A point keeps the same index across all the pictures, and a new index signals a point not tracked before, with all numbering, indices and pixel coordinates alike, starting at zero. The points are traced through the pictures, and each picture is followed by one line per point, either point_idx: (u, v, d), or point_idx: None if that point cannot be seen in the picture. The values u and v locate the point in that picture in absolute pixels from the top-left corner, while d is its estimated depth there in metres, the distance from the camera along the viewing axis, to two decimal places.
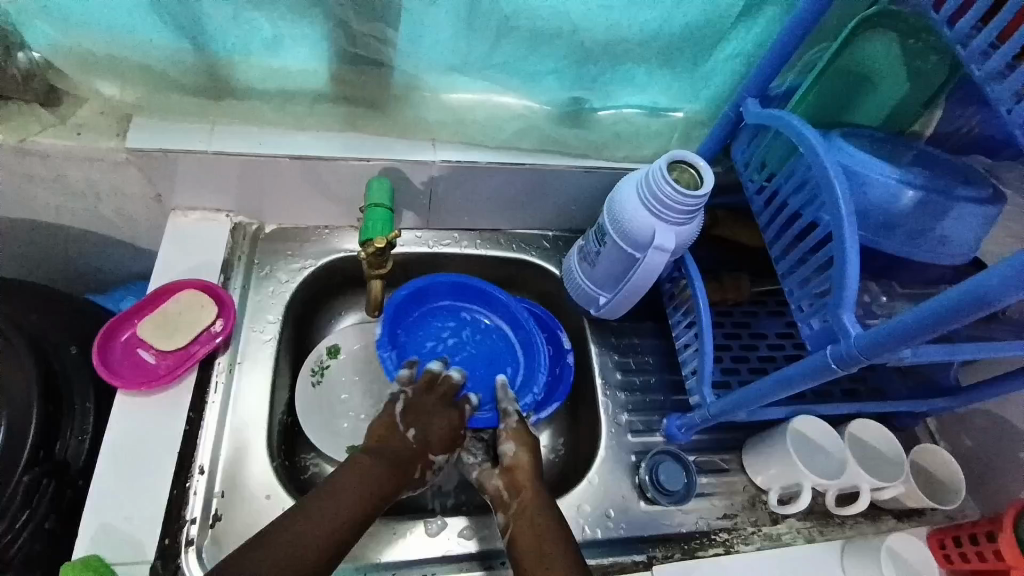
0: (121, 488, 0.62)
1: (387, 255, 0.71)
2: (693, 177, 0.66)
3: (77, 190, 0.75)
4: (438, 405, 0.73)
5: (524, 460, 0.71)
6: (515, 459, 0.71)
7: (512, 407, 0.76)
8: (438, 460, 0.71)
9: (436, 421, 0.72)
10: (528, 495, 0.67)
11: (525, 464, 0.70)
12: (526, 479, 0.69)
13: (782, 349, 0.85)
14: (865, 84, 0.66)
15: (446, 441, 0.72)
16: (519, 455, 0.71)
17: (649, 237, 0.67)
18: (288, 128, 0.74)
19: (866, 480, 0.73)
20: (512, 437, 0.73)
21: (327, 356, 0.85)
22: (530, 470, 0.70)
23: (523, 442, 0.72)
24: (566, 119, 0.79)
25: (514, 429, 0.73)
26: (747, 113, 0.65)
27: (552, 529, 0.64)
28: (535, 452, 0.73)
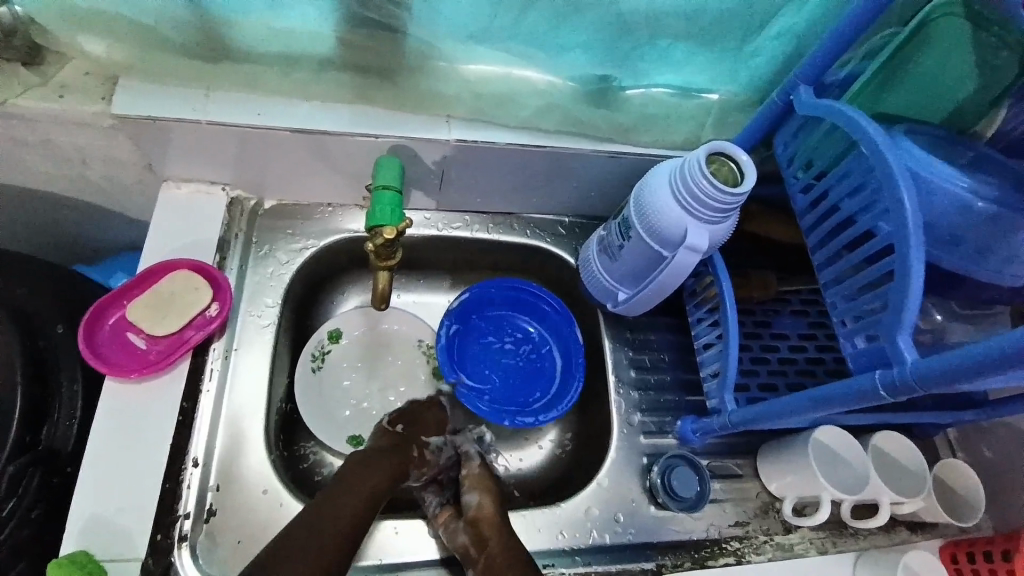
0: (109, 484, 0.58)
1: (396, 246, 0.65)
2: (732, 172, 0.60)
3: (61, 156, 0.69)
4: (423, 409, 0.76)
5: (490, 510, 0.66)
6: (479, 506, 0.67)
7: (472, 449, 0.74)
8: (432, 444, 0.73)
9: (427, 415, 0.76)
10: (495, 547, 0.63)
11: (488, 507, 0.67)
12: (491, 529, 0.64)
13: (804, 351, 0.81)
14: (930, 81, 0.59)
15: (433, 429, 0.74)
16: (484, 506, 0.67)
17: (678, 234, 0.62)
18: (290, 96, 0.67)
19: (888, 495, 0.70)
20: (473, 484, 0.69)
21: (327, 341, 0.81)
22: (495, 521, 0.66)
23: (484, 487, 0.69)
24: (592, 97, 0.72)
25: (477, 476, 0.71)
26: (798, 102, 0.59)
27: (516, 568, 0.61)
28: (497, 498, 0.69)
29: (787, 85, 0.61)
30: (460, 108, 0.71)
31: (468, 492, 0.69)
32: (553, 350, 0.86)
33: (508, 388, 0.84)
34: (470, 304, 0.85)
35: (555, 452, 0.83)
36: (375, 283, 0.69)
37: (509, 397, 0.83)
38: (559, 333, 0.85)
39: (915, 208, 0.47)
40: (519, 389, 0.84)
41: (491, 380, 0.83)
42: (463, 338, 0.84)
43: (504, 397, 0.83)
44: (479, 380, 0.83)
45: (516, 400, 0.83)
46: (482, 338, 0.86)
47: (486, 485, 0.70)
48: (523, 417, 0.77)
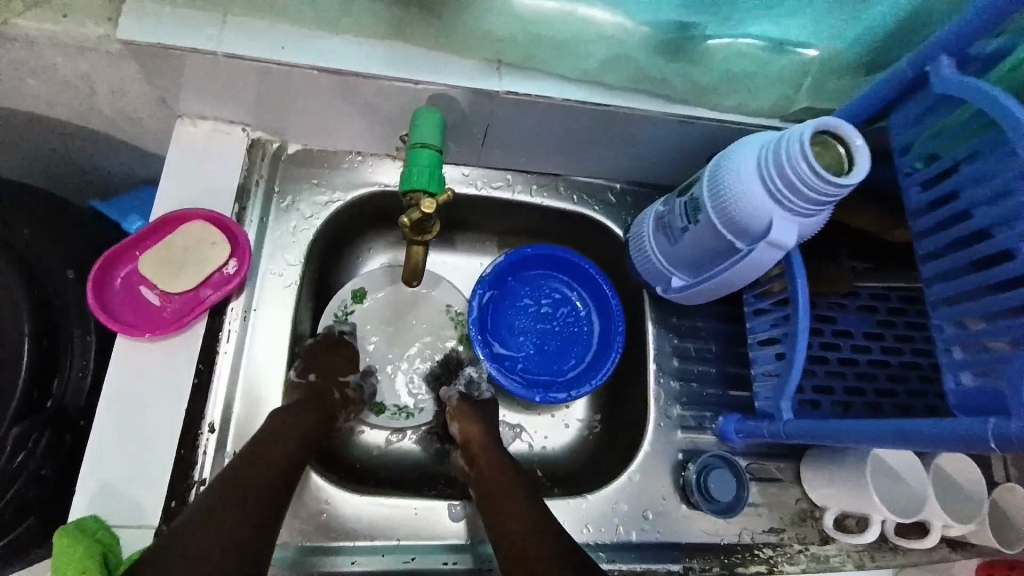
0: (124, 446, 0.56)
1: (434, 219, 0.59)
2: (838, 158, 0.50)
3: (67, 82, 0.61)
4: (327, 350, 0.67)
5: (474, 432, 0.66)
6: (463, 434, 0.67)
7: (453, 387, 0.72)
8: (351, 381, 0.67)
9: (338, 360, 0.67)
10: (486, 465, 0.63)
11: (478, 434, 0.66)
12: (479, 446, 0.65)
13: (867, 352, 0.75)
14: None
15: (351, 366, 0.68)
16: (468, 427, 0.67)
17: (761, 224, 0.53)
18: (318, 29, 0.58)
19: (941, 518, 0.65)
20: (457, 416, 0.68)
21: (351, 301, 0.75)
22: (484, 438, 0.66)
23: (466, 416, 0.67)
24: (669, 48, 0.60)
25: (454, 407, 0.69)
26: (936, 78, 0.48)
27: (512, 489, 0.60)
28: (478, 415, 0.68)
29: (924, 52, 0.50)
30: (512, 54, 0.60)
31: (454, 424, 0.67)
32: (593, 317, 0.80)
33: (543, 356, 0.78)
34: (507, 268, 0.78)
35: (583, 434, 0.79)
36: (408, 256, 0.64)
37: (543, 367, 0.78)
38: (601, 300, 0.78)
39: None
40: (553, 358, 0.78)
41: (524, 348, 0.78)
42: (496, 304, 0.78)
43: (539, 366, 0.78)
44: (513, 349, 0.78)
45: (550, 369, 0.78)
46: (517, 303, 0.80)
47: (469, 413, 0.68)
48: (555, 393, 0.72)
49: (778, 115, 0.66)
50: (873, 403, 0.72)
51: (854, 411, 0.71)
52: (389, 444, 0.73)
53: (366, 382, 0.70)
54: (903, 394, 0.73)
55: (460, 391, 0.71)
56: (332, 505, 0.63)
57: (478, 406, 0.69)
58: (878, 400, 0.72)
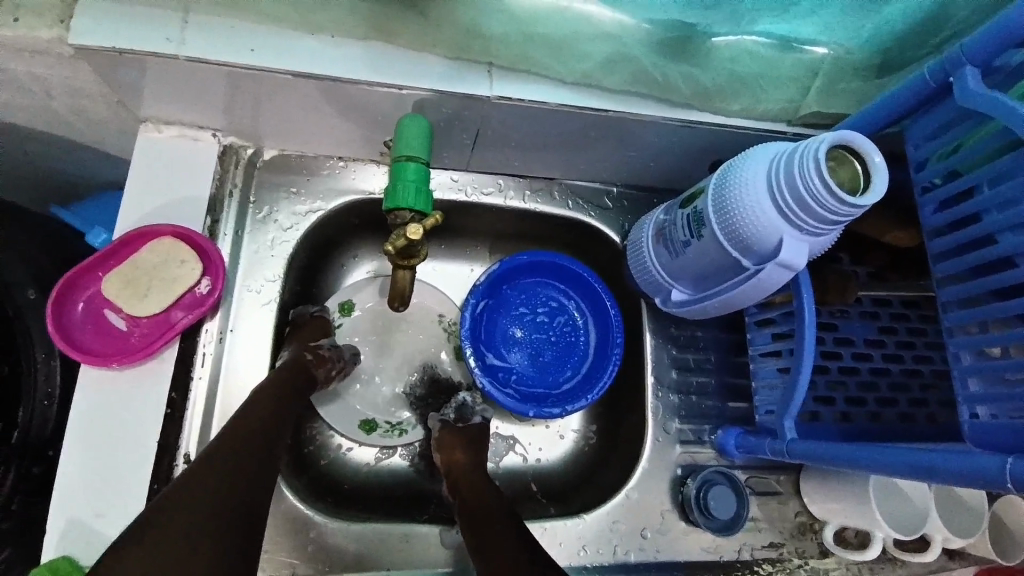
0: (91, 483, 0.52)
1: (419, 242, 0.55)
2: (855, 174, 0.46)
3: (18, 86, 0.56)
4: (303, 325, 0.65)
5: (458, 460, 0.64)
6: (446, 464, 0.65)
7: (445, 410, 0.71)
8: (324, 343, 0.64)
9: (309, 329, 0.65)
10: (467, 489, 0.61)
11: (461, 463, 0.64)
12: (462, 473, 0.63)
13: (868, 360, 0.71)
14: None
15: (323, 329, 0.66)
16: (457, 453, 0.65)
17: (770, 243, 0.50)
18: (291, 28, 0.53)
19: (943, 533, 0.64)
20: (441, 445, 0.66)
21: (338, 314, 0.71)
22: (469, 466, 0.64)
23: (451, 445, 0.66)
24: (669, 47, 0.56)
25: (442, 431, 0.67)
26: (957, 89, 0.45)
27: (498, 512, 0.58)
28: (467, 442, 0.66)
29: (947, 60, 0.46)
30: (505, 55, 0.55)
31: (438, 454, 0.66)
32: (589, 326, 0.77)
33: (537, 367, 0.75)
34: (500, 278, 0.74)
35: (579, 445, 0.76)
36: (393, 282, 0.61)
37: (538, 379, 0.75)
38: (598, 309, 0.75)
39: None
40: (548, 370, 0.75)
41: (517, 360, 0.75)
42: (489, 316, 0.75)
43: (533, 379, 0.75)
44: (506, 362, 0.75)
45: (545, 381, 0.75)
46: (510, 313, 0.76)
47: (455, 441, 0.66)
48: (550, 407, 0.69)
49: (786, 119, 0.62)
50: (873, 412, 0.69)
51: (855, 422, 0.68)
52: (378, 462, 0.70)
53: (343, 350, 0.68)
54: (905, 403, 0.70)
55: (444, 418, 0.69)
56: (319, 533, 0.61)
57: (464, 433, 0.67)
58: (878, 409, 0.69)
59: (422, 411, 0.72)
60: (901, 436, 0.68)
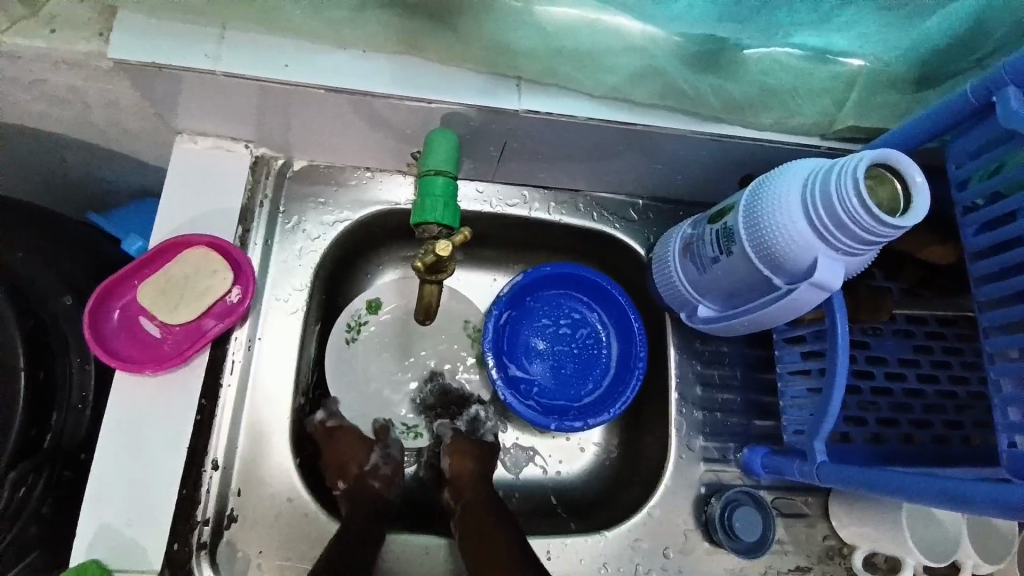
0: (121, 487, 0.54)
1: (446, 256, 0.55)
2: (895, 195, 0.45)
3: (60, 97, 0.58)
4: (337, 443, 0.63)
5: (466, 468, 0.64)
6: (454, 470, 0.64)
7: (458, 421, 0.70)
8: (370, 461, 0.63)
9: (339, 442, 0.63)
10: (472, 500, 0.61)
11: (469, 473, 0.63)
12: (468, 484, 0.63)
13: (902, 380, 0.68)
14: None
15: (354, 435, 0.64)
16: (467, 466, 0.64)
17: (804, 262, 0.49)
18: (321, 42, 0.54)
19: (973, 559, 0.63)
20: (451, 450, 0.65)
21: (366, 311, 0.70)
22: (476, 480, 0.63)
23: (462, 452, 0.65)
24: (700, 61, 0.55)
25: (453, 443, 0.66)
26: (1002, 108, 0.44)
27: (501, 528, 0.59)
28: (478, 455, 0.66)
29: (991, 78, 0.44)
30: (533, 69, 0.55)
31: (447, 458, 0.64)
32: (611, 339, 0.76)
33: (559, 380, 0.75)
34: (524, 289, 0.74)
35: (599, 460, 0.75)
36: (419, 295, 0.61)
37: (561, 392, 0.74)
38: (621, 323, 0.75)
39: None
40: (570, 382, 0.75)
41: (539, 373, 0.75)
42: (511, 328, 0.75)
43: (555, 391, 0.74)
44: (528, 375, 0.74)
45: (567, 394, 0.74)
46: (532, 325, 0.76)
47: (466, 449, 0.66)
48: (571, 420, 0.69)
49: (819, 133, 0.60)
50: (906, 434, 0.67)
51: (887, 444, 0.66)
52: None
53: (393, 446, 0.65)
54: (940, 425, 0.67)
55: (456, 428, 0.69)
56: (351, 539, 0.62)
57: (474, 444, 0.66)
58: (911, 431, 0.67)
59: (433, 419, 0.71)
60: (935, 460, 0.65)
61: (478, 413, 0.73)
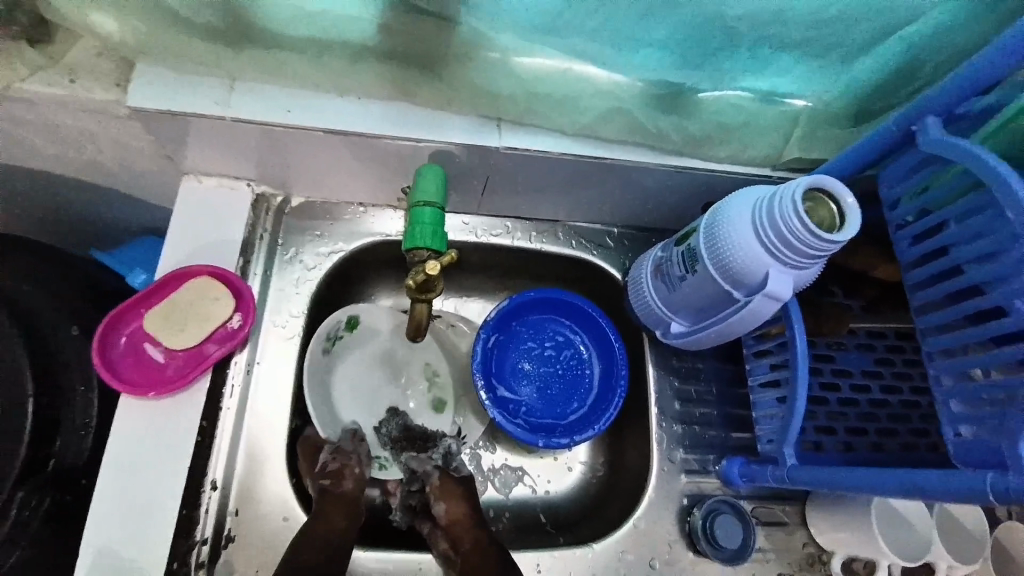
0: (122, 510, 0.55)
1: (436, 277, 0.60)
2: (831, 214, 0.51)
3: (73, 141, 0.63)
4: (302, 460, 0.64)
5: (461, 511, 0.63)
6: (449, 514, 0.63)
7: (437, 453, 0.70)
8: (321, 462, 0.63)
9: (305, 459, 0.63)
10: (470, 547, 0.60)
11: (464, 519, 0.62)
12: (465, 530, 0.62)
13: (866, 392, 0.73)
14: None
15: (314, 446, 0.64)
16: (458, 508, 0.63)
17: (758, 277, 0.54)
18: (321, 89, 0.60)
19: (946, 560, 0.66)
20: (442, 496, 0.64)
21: (344, 327, 0.71)
22: (472, 522, 0.62)
23: (452, 494, 0.64)
24: (663, 101, 0.62)
25: (440, 485, 0.65)
26: (922, 136, 0.50)
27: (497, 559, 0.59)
28: (468, 496, 0.65)
29: (911, 112, 0.51)
30: (512, 110, 0.62)
31: (439, 504, 0.64)
32: (593, 358, 0.80)
33: (545, 399, 0.78)
34: (510, 313, 0.79)
35: (586, 478, 0.78)
36: (412, 317, 0.65)
37: (548, 411, 0.78)
38: (602, 342, 0.79)
39: None
40: (556, 401, 0.78)
41: (525, 393, 0.78)
42: (499, 351, 0.78)
43: (541, 410, 0.77)
44: (517, 394, 0.78)
45: (553, 412, 0.78)
46: (518, 348, 0.80)
47: (454, 491, 0.65)
48: (558, 437, 0.72)
49: (770, 164, 0.67)
50: (874, 443, 0.71)
51: (857, 452, 0.70)
52: None
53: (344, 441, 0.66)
54: (906, 433, 0.72)
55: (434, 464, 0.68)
56: None
57: (463, 484, 0.66)
58: (880, 440, 0.71)
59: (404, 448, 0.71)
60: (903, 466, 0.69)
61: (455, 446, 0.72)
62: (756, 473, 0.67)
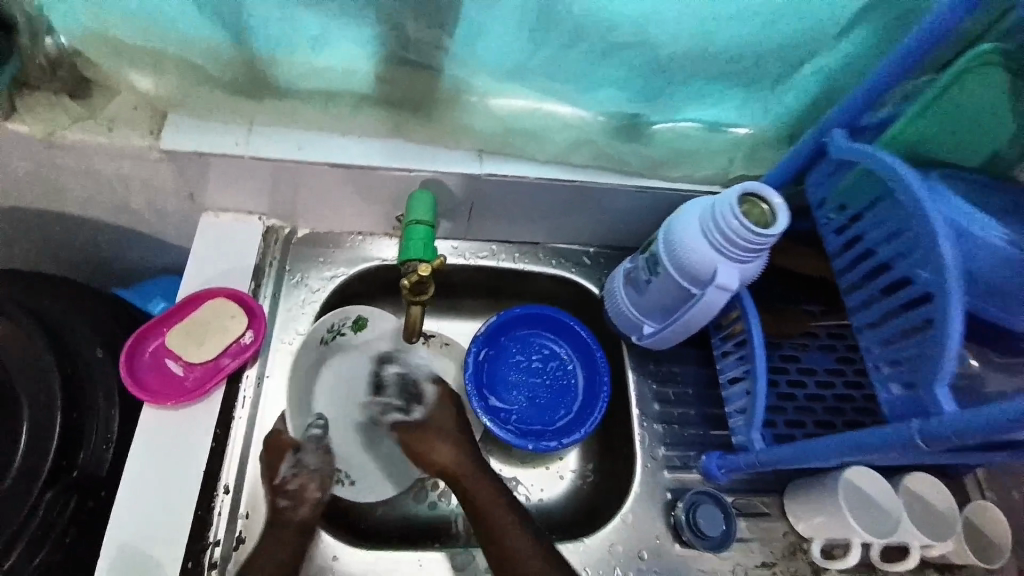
0: (142, 512, 0.59)
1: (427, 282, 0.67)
2: (764, 213, 0.60)
3: (106, 183, 0.72)
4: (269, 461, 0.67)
5: (444, 450, 0.69)
6: (433, 453, 0.69)
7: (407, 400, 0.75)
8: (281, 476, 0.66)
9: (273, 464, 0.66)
10: (463, 477, 0.68)
11: (448, 454, 0.69)
12: (454, 462, 0.68)
13: (832, 388, 0.79)
14: (954, 125, 0.57)
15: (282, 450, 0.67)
16: (439, 446, 0.69)
17: (709, 272, 0.62)
18: (326, 129, 0.69)
19: (917, 537, 0.70)
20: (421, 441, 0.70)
21: (349, 324, 0.76)
22: (456, 453, 0.69)
23: (429, 437, 0.70)
24: (622, 130, 0.72)
25: (416, 431, 0.71)
26: (831, 145, 0.59)
27: (492, 485, 0.67)
28: (444, 434, 0.71)
29: (822, 128, 0.61)
30: (492, 143, 0.71)
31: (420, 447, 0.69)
32: (577, 367, 0.86)
33: (535, 407, 0.84)
34: (499, 328, 0.85)
35: (577, 483, 0.82)
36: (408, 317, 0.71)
37: (538, 418, 0.83)
38: (584, 351, 0.85)
39: (956, 258, 0.47)
40: (544, 408, 0.84)
41: (516, 402, 0.84)
42: (490, 364, 0.84)
43: (531, 418, 0.83)
44: (508, 403, 0.83)
45: (542, 419, 0.83)
46: (507, 360, 0.86)
47: (431, 433, 0.71)
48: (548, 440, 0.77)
49: (720, 182, 0.76)
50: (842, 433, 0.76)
51: None
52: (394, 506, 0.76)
53: (308, 451, 0.69)
54: (870, 424, 0.77)
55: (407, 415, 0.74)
56: (337, 562, 0.67)
57: (438, 426, 0.71)
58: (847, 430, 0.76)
59: (387, 405, 0.76)
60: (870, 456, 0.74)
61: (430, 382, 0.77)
62: (733, 466, 0.73)
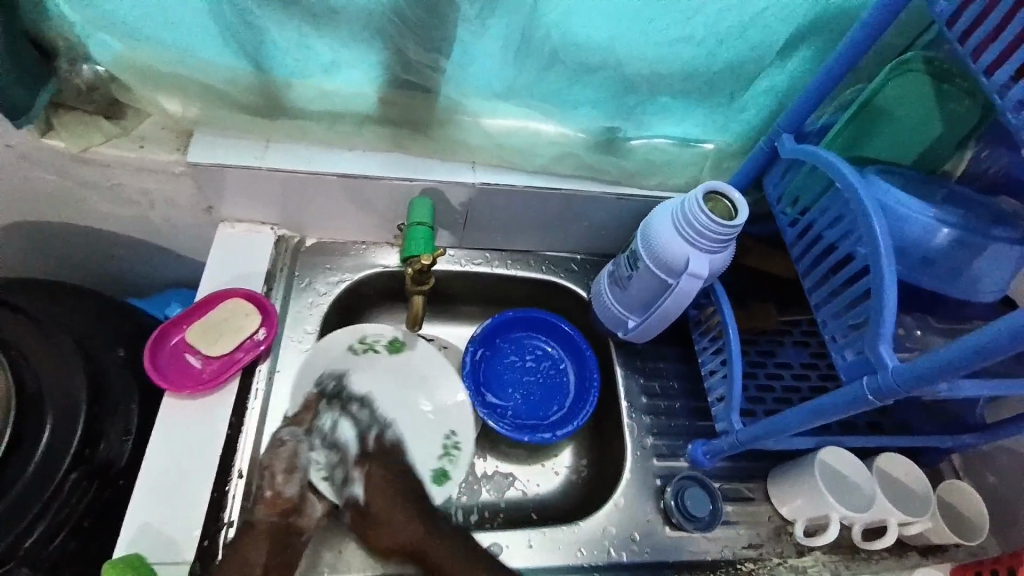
0: (163, 492, 0.64)
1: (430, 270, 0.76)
2: (727, 208, 0.67)
3: (132, 199, 0.79)
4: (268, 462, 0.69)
5: (402, 507, 0.69)
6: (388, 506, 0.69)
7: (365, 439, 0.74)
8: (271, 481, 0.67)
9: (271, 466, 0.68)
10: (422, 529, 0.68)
11: (402, 513, 0.68)
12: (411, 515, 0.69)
13: (807, 380, 0.84)
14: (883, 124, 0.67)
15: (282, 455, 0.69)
16: (394, 500, 0.69)
17: (682, 262, 0.69)
18: (333, 144, 0.77)
19: (895, 514, 0.73)
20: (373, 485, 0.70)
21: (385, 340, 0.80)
22: (413, 509, 0.69)
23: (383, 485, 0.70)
24: (601, 144, 0.80)
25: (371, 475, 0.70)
26: (782, 148, 0.67)
27: (453, 541, 0.68)
28: (398, 487, 0.70)
29: (773, 133, 0.69)
30: (485, 155, 0.79)
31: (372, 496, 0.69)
32: (568, 365, 0.91)
33: (529, 404, 0.88)
34: (493, 331, 0.90)
35: (571, 478, 0.86)
36: (411, 307, 0.80)
37: (532, 414, 0.88)
38: (574, 350, 0.91)
39: (886, 232, 0.54)
40: (538, 405, 0.88)
41: (511, 399, 0.88)
42: (486, 364, 0.89)
43: (526, 414, 0.87)
44: (503, 399, 0.88)
45: (536, 415, 0.88)
46: (502, 361, 0.90)
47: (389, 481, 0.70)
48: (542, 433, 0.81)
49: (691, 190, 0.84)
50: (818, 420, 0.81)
51: None
52: None
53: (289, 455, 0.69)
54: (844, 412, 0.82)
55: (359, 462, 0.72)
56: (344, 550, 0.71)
57: (394, 477, 0.71)
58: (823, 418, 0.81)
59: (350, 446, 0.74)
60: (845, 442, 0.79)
61: (375, 436, 0.75)
62: (718, 451, 0.77)
